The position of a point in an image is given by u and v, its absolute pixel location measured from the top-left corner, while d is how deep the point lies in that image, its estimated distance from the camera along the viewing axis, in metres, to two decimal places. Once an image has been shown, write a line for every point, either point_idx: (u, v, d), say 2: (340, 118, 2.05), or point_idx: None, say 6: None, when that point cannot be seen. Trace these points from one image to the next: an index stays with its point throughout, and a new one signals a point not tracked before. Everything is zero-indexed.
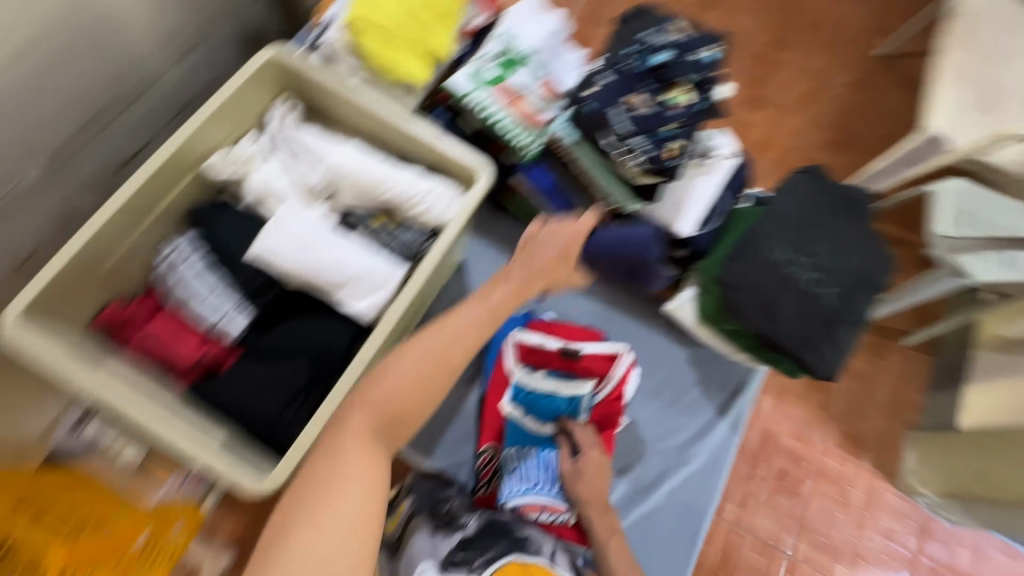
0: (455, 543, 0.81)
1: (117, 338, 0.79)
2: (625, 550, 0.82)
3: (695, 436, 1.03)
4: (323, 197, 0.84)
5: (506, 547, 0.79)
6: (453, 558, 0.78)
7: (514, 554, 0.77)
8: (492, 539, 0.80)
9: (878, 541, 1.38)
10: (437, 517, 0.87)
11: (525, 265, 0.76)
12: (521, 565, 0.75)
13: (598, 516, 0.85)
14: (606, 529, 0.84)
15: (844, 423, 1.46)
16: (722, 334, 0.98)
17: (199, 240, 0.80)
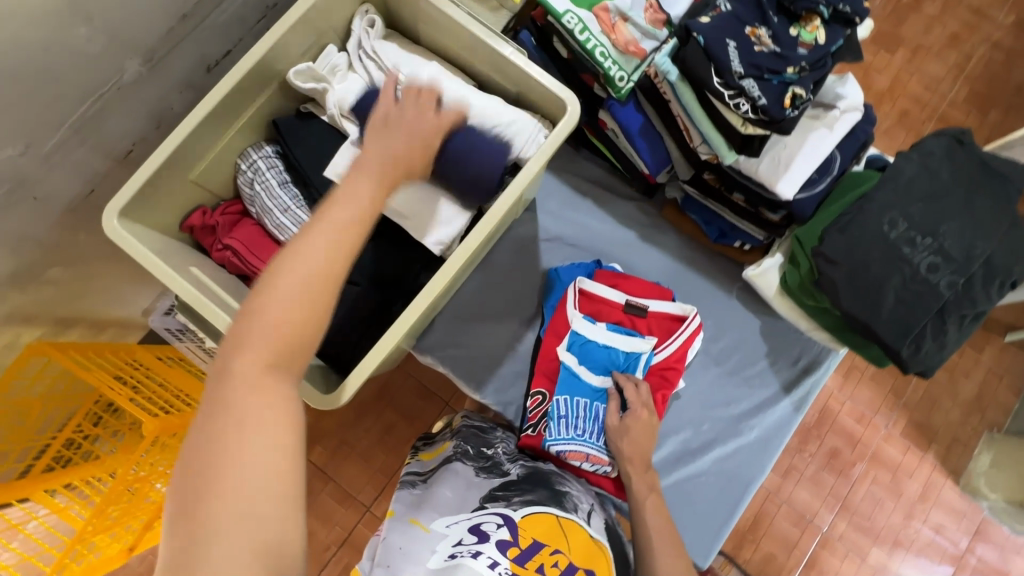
0: (497, 484, 0.75)
1: (202, 243, 0.82)
2: (661, 508, 0.82)
3: (754, 408, 0.99)
4: None
5: (550, 498, 0.73)
6: (494, 494, 0.73)
7: (560, 510, 0.72)
8: (535, 488, 0.74)
9: (924, 532, 1.40)
10: (478, 457, 0.80)
11: (380, 146, 0.61)
12: (564, 522, 0.70)
13: (638, 475, 0.84)
14: (645, 488, 0.83)
15: (915, 415, 1.44)
16: (804, 309, 0.90)
17: (278, 155, 0.81)
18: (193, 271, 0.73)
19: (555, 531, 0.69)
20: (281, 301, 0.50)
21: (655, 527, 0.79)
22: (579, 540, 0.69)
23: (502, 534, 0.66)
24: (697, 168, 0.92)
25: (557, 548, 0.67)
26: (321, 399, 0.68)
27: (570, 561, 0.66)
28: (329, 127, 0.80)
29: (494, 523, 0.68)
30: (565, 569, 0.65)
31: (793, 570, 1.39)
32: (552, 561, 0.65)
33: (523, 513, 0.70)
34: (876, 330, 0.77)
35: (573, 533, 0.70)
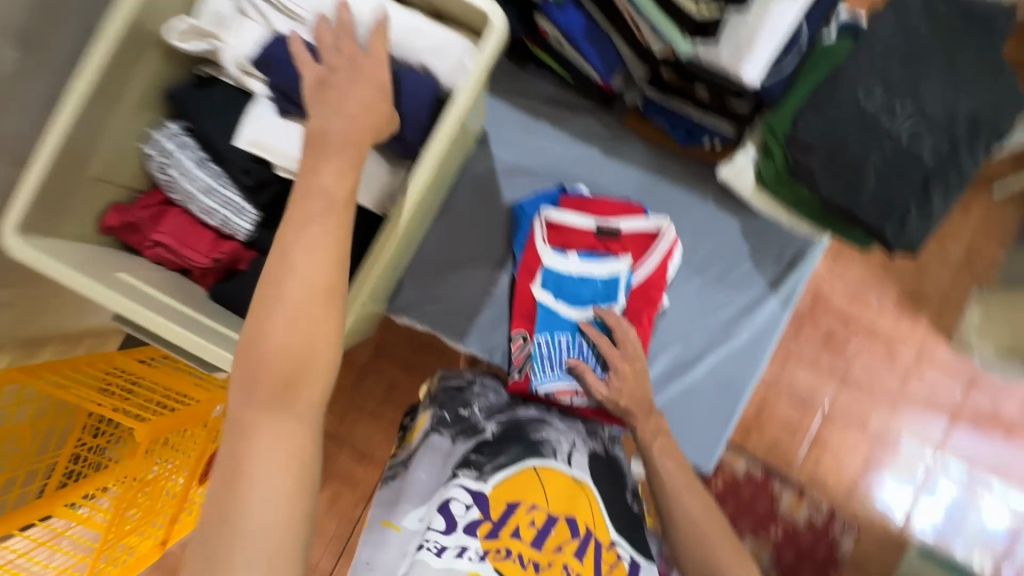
0: (467, 447, 0.68)
1: (129, 241, 0.75)
2: (672, 448, 0.77)
3: (742, 311, 0.96)
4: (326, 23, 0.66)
5: (525, 453, 0.67)
6: (467, 459, 0.66)
7: (535, 461, 0.66)
8: (509, 445, 0.68)
9: (922, 390, 1.43)
10: (451, 423, 0.72)
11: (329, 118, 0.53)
12: (540, 475, 0.65)
13: (643, 420, 0.79)
14: (650, 433, 0.78)
15: (906, 283, 1.44)
16: (784, 203, 0.85)
17: (187, 132, 0.72)
18: (121, 277, 0.67)
19: (533, 491, 0.64)
20: (286, 336, 0.50)
21: (670, 472, 0.75)
22: (558, 489, 0.65)
23: (471, 514, 0.61)
24: (652, 64, 0.85)
25: (534, 508, 0.62)
26: None
27: (548, 515, 0.62)
28: (234, 90, 0.70)
29: (463, 498, 0.62)
30: (542, 529, 0.61)
31: (799, 451, 1.43)
32: (528, 523, 0.62)
33: (494, 483, 0.64)
34: (858, 213, 0.73)
35: (553, 486, 0.64)
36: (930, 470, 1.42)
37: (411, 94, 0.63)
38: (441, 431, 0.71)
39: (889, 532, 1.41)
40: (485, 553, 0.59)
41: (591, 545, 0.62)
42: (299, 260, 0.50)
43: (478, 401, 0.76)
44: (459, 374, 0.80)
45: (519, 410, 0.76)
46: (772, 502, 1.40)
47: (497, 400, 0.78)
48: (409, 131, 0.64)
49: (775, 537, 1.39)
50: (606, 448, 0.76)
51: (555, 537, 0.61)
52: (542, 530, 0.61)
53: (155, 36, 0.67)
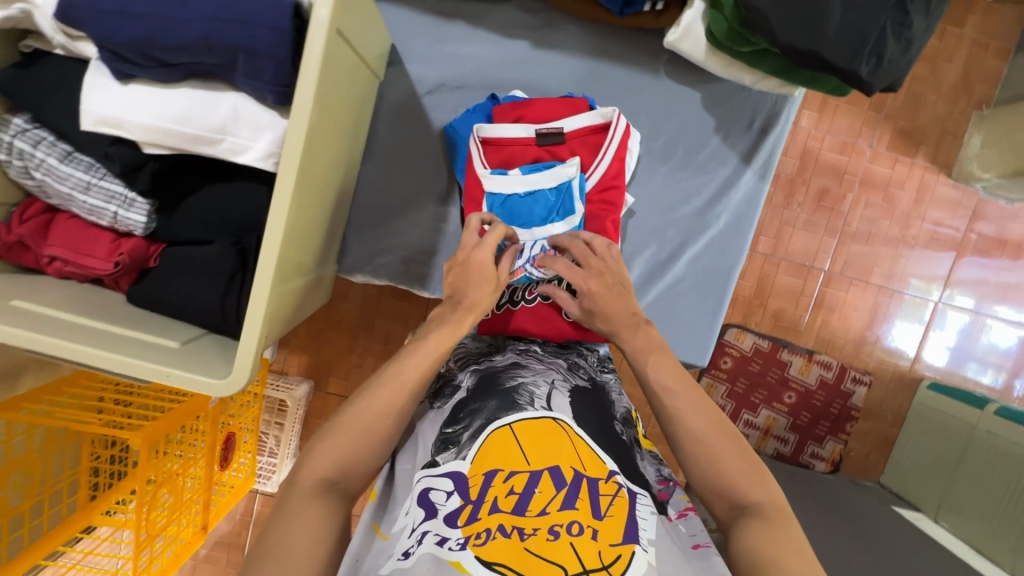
0: (442, 421, 0.61)
1: (25, 263, 0.67)
2: (668, 363, 0.65)
3: (716, 194, 0.88)
4: None
5: (501, 407, 0.60)
6: (444, 437, 0.59)
7: (511, 415, 0.59)
8: (485, 401, 0.62)
9: (925, 230, 1.37)
10: (429, 384, 0.71)
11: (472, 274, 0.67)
12: (516, 428, 0.57)
13: (629, 336, 0.68)
14: (639, 350, 0.67)
15: (900, 121, 1.33)
16: (743, 60, 0.74)
17: (37, 124, 0.62)
18: (17, 304, 0.60)
19: (511, 448, 0.55)
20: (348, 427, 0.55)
21: (670, 389, 0.62)
22: (537, 438, 0.56)
23: (451, 502, 0.52)
24: None
25: (515, 468, 0.53)
26: (219, 385, 0.56)
27: (530, 474, 0.53)
28: (71, 61, 0.59)
29: (444, 484, 0.54)
30: (525, 492, 0.52)
31: (804, 315, 1.40)
32: (508, 489, 0.52)
33: (474, 454, 0.55)
34: (825, 57, 0.61)
35: (530, 437, 0.56)
36: (937, 308, 1.39)
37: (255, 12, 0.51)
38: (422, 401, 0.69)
39: (901, 374, 1.41)
40: (466, 539, 0.48)
41: (584, 486, 0.53)
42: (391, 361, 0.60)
43: (451, 355, 0.76)
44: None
45: (495, 358, 0.73)
46: (782, 370, 1.38)
47: (475, 349, 0.78)
48: (273, 71, 0.54)
49: (789, 403, 1.38)
50: (590, 379, 0.73)
51: (540, 497, 0.51)
52: (525, 492, 0.52)
53: None
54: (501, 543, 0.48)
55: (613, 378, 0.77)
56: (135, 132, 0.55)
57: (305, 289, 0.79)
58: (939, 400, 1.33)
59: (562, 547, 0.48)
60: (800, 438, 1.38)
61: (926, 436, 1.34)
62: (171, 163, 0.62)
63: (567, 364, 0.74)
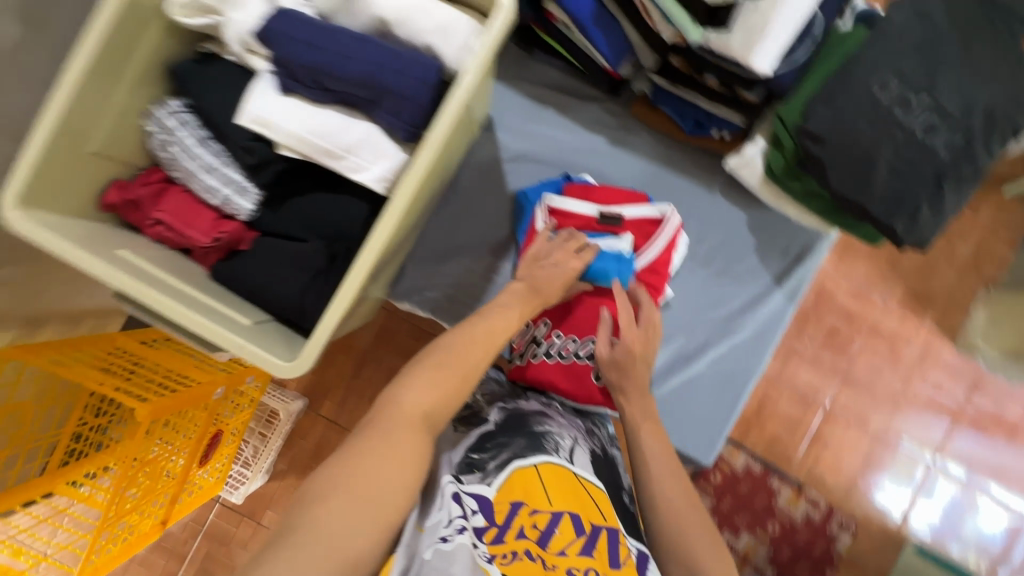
0: (469, 444, 0.63)
1: (130, 221, 0.74)
2: (657, 434, 0.73)
3: (746, 305, 0.96)
4: (343, 10, 0.64)
5: (529, 447, 0.63)
6: (469, 461, 0.61)
7: (538, 457, 0.62)
8: (512, 438, 0.64)
9: (923, 392, 1.42)
10: (458, 409, 0.72)
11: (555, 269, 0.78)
12: (541, 470, 0.61)
13: (634, 401, 0.76)
14: (640, 415, 0.75)
15: (912, 282, 1.43)
16: (792, 194, 0.84)
17: (188, 109, 0.71)
18: (121, 253, 0.66)
19: (535, 486, 0.59)
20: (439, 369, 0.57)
21: (656, 458, 0.70)
22: (560, 485, 0.60)
23: (477, 519, 0.55)
24: (662, 52, 0.82)
25: (538, 506, 0.57)
26: (285, 366, 0.61)
27: (552, 515, 0.57)
28: (237, 67, 0.70)
29: (470, 501, 0.56)
30: (546, 529, 0.56)
31: (799, 448, 1.42)
32: (533, 523, 0.56)
33: (499, 485, 0.58)
34: (867, 207, 0.71)
35: (553, 481, 0.60)
36: (928, 471, 1.41)
37: (409, 67, 0.61)
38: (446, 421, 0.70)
39: (887, 530, 1.40)
40: (492, 555, 0.53)
41: (602, 534, 0.58)
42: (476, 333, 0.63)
43: (478, 392, 0.79)
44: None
45: (521, 402, 0.76)
46: (769, 498, 1.39)
47: (499, 391, 0.81)
48: (410, 115, 0.63)
49: (772, 533, 1.37)
50: (603, 447, 0.77)
51: (559, 537, 0.56)
52: (546, 530, 0.56)
53: (157, 12, 0.65)
54: (525, 565, 0.53)
55: (619, 456, 0.81)
56: (281, 134, 0.64)
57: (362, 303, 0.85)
58: None
59: None
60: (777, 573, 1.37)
61: None
62: (293, 167, 0.70)
63: (585, 427, 0.79)
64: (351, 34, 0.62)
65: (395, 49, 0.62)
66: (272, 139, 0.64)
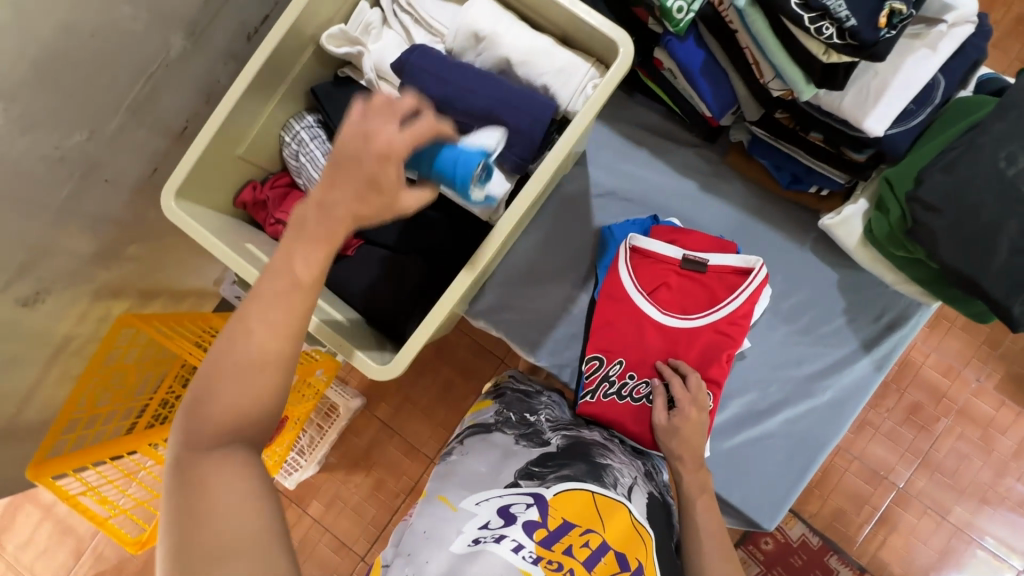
0: (531, 458, 0.69)
1: (255, 218, 0.83)
2: (712, 509, 0.79)
3: (828, 369, 0.92)
4: (473, 49, 0.70)
5: (588, 474, 0.67)
6: (529, 470, 0.67)
7: (597, 486, 0.66)
8: (573, 462, 0.69)
9: (1016, 490, 1.29)
10: (518, 425, 0.76)
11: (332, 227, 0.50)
12: (600, 497, 0.65)
13: (691, 474, 0.82)
14: (696, 488, 0.81)
15: (1014, 367, 1.30)
16: (893, 261, 0.81)
17: (320, 125, 0.79)
18: (249, 247, 0.74)
19: (590, 509, 0.63)
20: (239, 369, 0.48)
21: (710, 530, 0.77)
22: (614, 516, 0.64)
23: (530, 515, 0.61)
24: (768, 107, 0.82)
25: (590, 528, 0.61)
26: (378, 369, 0.65)
27: (602, 542, 0.60)
28: (368, 92, 0.77)
29: (522, 506, 0.62)
30: (595, 553, 0.60)
31: (864, 528, 1.31)
32: (583, 541, 0.60)
33: (556, 497, 0.63)
34: (984, 284, 0.67)
35: (609, 510, 0.64)
36: None
37: (525, 106, 0.66)
38: (507, 433, 0.74)
39: None
40: (539, 557, 0.57)
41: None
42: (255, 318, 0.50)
43: (543, 414, 0.80)
44: (529, 382, 0.87)
45: (582, 431, 0.79)
46: None
47: (563, 417, 0.82)
48: (522, 150, 0.67)
49: None
50: (660, 491, 0.79)
51: (605, 565, 0.59)
52: (596, 550, 0.60)
53: (309, 40, 0.73)
54: None
55: (671, 502, 0.84)
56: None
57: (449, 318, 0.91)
58: None
59: None
60: None
61: None
62: None
63: (645, 468, 0.81)
64: (477, 71, 0.68)
65: (515, 87, 0.67)
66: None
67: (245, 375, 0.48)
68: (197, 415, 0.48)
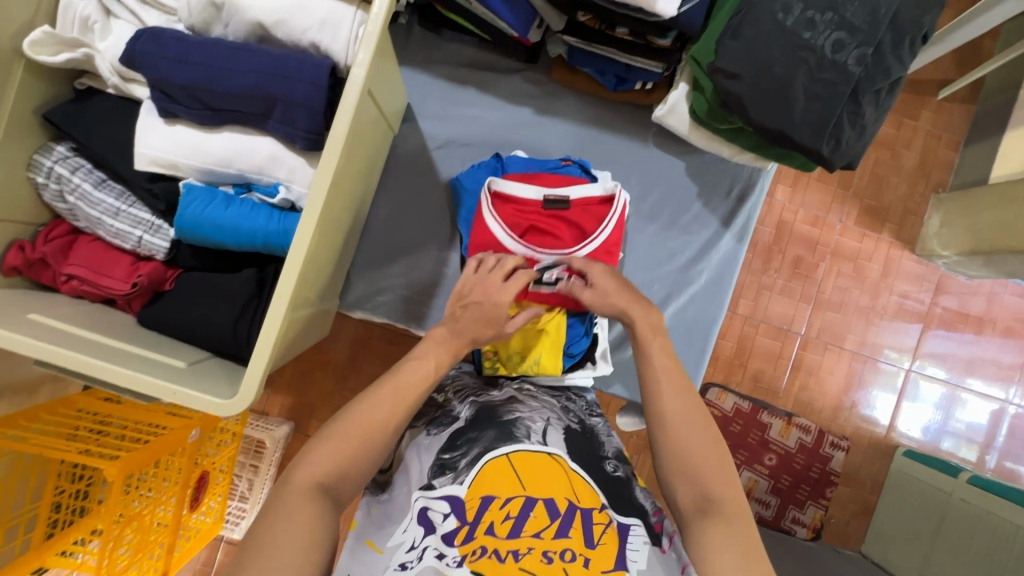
0: (440, 446, 0.64)
1: (41, 281, 0.69)
2: (668, 350, 0.69)
3: (698, 254, 0.95)
4: (219, 20, 0.61)
5: (498, 438, 0.63)
6: (440, 462, 0.62)
7: (508, 446, 0.62)
8: (482, 431, 0.65)
9: (892, 302, 1.44)
10: (427, 411, 0.73)
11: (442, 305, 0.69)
12: (513, 459, 0.61)
13: (640, 315, 0.71)
14: (650, 328, 0.70)
15: (865, 199, 1.43)
16: (722, 135, 0.83)
17: (77, 153, 0.66)
18: (35, 318, 0.62)
19: (506, 476, 0.59)
20: (346, 429, 0.57)
21: (663, 373, 0.66)
22: (531, 467, 0.60)
23: (449, 522, 0.56)
24: (568, 11, 0.79)
25: (510, 495, 0.58)
26: (224, 404, 0.59)
27: (524, 502, 0.57)
28: (120, 99, 0.66)
29: (441, 506, 0.58)
30: (520, 517, 0.56)
31: (782, 378, 1.43)
32: (505, 515, 0.57)
33: (471, 480, 0.59)
34: (793, 135, 0.70)
35: (527, 467, 0.60)
36: (909, 377, 1.43)
37: (294, 68, 0.58)
38: (415, 426, 0.71)
39: (876, 441, 1.43)
40: (463, 557, 0.54)
41: (575, 517, 0.57)
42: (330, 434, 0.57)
43: (449, 390, 0.79)
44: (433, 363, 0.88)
45: (492, 393, 0.77)
46: (763, 432, 1.40)
47: (471, 383, 0.82)
48: (305, 121, 0.60)
49: (770, 465, 1.40)
50: (580, 421, 0.76)
51: (534, 520, 0.56)
52: (520, 517, 0.57)
53: (12, 54, 0.59)
54: (495, 565, 0.53)
55: (601, 422, 0.80)
56: (181, 184, 0.62)
57: (313, 317, 0.83)
58: (914, 469, 1.34)
59: (554, 571, 0.53)
60: (781, 503, 1.40)
61: (902, 505, 1.35)
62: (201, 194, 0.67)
63: (559, 404, 0.78)
64: (228, 44, 0.59)
65: (278, 53, 0.59)
66: (181, 186, 0.63)
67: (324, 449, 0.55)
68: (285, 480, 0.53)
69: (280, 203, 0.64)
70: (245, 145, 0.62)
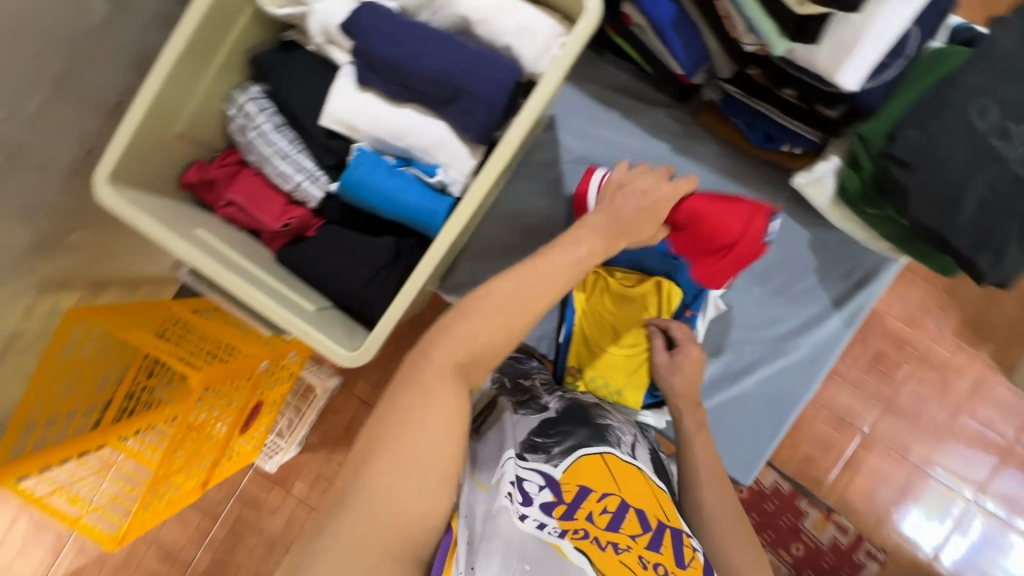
0: (532, 428, 0.66)
1: (204, 200, 0.76)
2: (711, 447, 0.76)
3: (801, 327, 0.93)
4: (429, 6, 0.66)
5: (592, 437, 0.65)
6: (532, 442, 0.63)
7: (603, 447, 0.64)
8: (576, 427, 0.66)
9: (971, 427, 1.33)
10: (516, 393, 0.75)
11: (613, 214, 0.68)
12: (607, 460, 0.63)
13: (688, 412, 0.80)
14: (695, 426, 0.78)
15: (969, 311, 1.32)
16: (865, 219, 0.80)
17: (267, 96, 0.72)
18: (199, 235, 0.67)
19: (602, 473, 0.61)
20: (489, 317, 0.54)
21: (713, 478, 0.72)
22: (624, 472, 0.63)
23: (546, 494, 0.57)
24: (740, 62, 0.80)
25: (606, 491, 0.59)
26: (347, 356, 0.63)
27: (619, 502, 0.58)
28: (317, 57, 0.71)
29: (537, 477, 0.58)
30: (616, 514, 0.57)
31: (831, 470, 1.34)
32: (602, 507, 0.57)
33: (565, 466, 0.61)
34: (951, 241, 0.67)
35: (620, 471, 0.62)
36: (966, 507, 1.33)
37: (489, 65, 0.62)
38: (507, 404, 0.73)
39: (916, 564, 1.33)
40: (564, 530, 0.53)
41: (665, 534, 0.59)
42: (472, 310, 0.55)
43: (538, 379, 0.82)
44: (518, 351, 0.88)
45: (578, 395, 0.78)
46: (796, 518, 1.32)
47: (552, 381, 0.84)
48: (486, 116, 0.63)
49: (796, 554, 1.32)
50: (656, 449, 0.78)
51: (629, 523, 0.57)
52: (617, 513, 0.57)
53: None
54: (598, 550, 0.53)
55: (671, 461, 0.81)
56: (355, 147, 0.67)
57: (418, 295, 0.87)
58: None
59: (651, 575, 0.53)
60: None
61: None
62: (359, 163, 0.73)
63: (638, 427, 0.80)
64: (435, 30, 0.63)
65: (477, 49, 0.63)
66: (352, 148, 0.68)
67: (471, 331, 0.53)
68: (420, 361, 0.52)
69: (435, 183, 0.68)
70: (420, 125, 0.66)
